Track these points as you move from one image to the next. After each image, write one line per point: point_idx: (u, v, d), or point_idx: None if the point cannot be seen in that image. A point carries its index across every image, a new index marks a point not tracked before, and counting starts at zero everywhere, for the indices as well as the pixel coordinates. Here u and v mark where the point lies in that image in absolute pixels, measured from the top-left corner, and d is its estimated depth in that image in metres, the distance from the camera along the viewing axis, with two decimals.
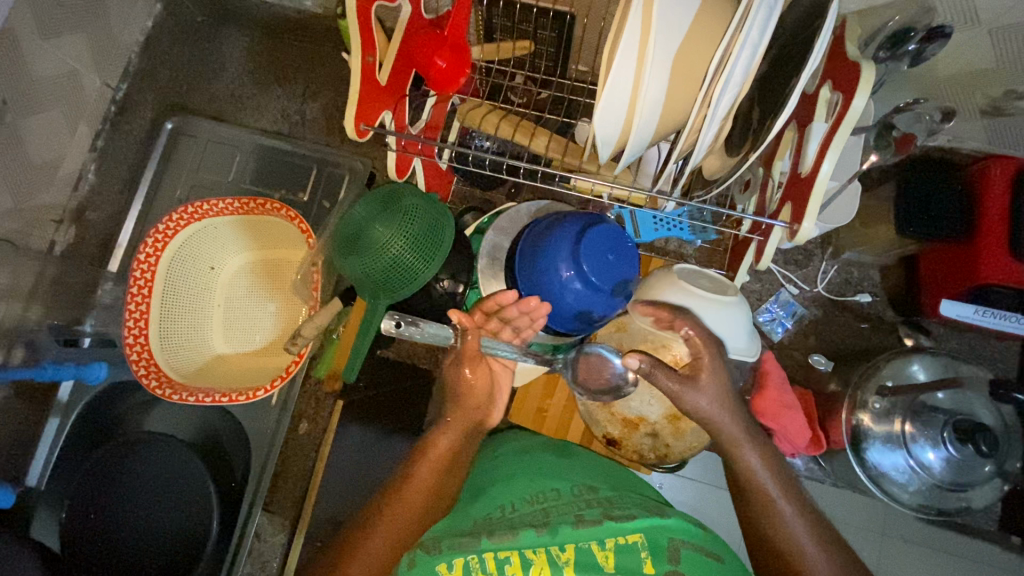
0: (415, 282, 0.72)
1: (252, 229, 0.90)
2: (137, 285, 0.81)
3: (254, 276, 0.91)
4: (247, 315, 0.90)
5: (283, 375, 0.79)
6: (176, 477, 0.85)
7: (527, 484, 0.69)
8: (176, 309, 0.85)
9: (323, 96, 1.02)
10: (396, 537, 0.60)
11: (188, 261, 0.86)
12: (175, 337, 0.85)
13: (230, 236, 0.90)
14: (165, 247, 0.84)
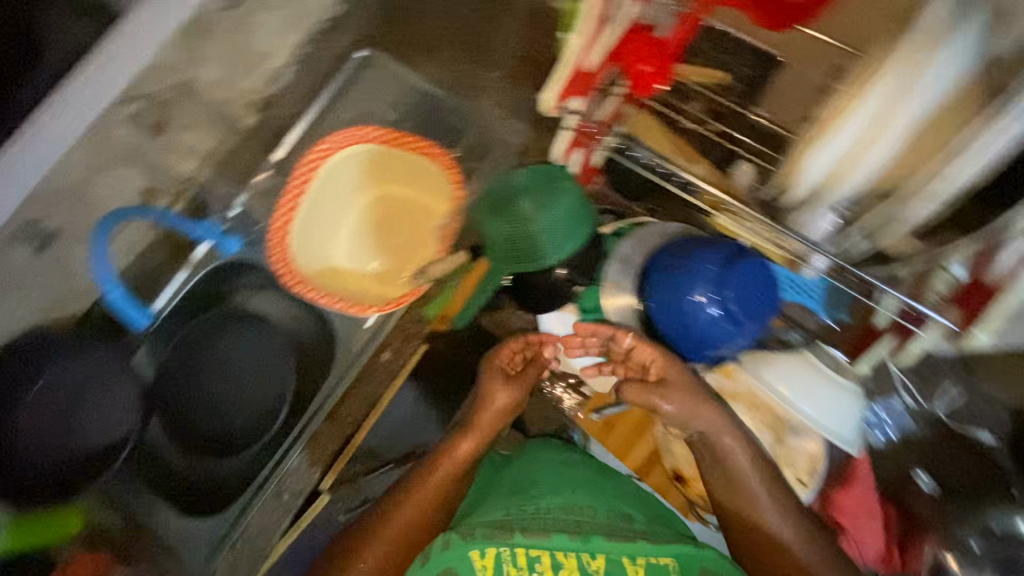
0: (544, 260, 0.76)
1: (400, 165, 0.95)
2: (297, 180, 0.90)
3: (393, 205, 0.96)
4: (375, 238, 0.96)
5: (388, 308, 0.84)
6: (257, 362, 0.92)
7: (566, 493, 0.74)
8: (322, 213, 0.93)
9: (501, 68, 1.07)
10: (412, 522, 0.70)
11: (344, 174, 0.94)
12: (312, 236, 0.93)
13: (384, 163, 0.95)
14: (330, 155, 0.92)
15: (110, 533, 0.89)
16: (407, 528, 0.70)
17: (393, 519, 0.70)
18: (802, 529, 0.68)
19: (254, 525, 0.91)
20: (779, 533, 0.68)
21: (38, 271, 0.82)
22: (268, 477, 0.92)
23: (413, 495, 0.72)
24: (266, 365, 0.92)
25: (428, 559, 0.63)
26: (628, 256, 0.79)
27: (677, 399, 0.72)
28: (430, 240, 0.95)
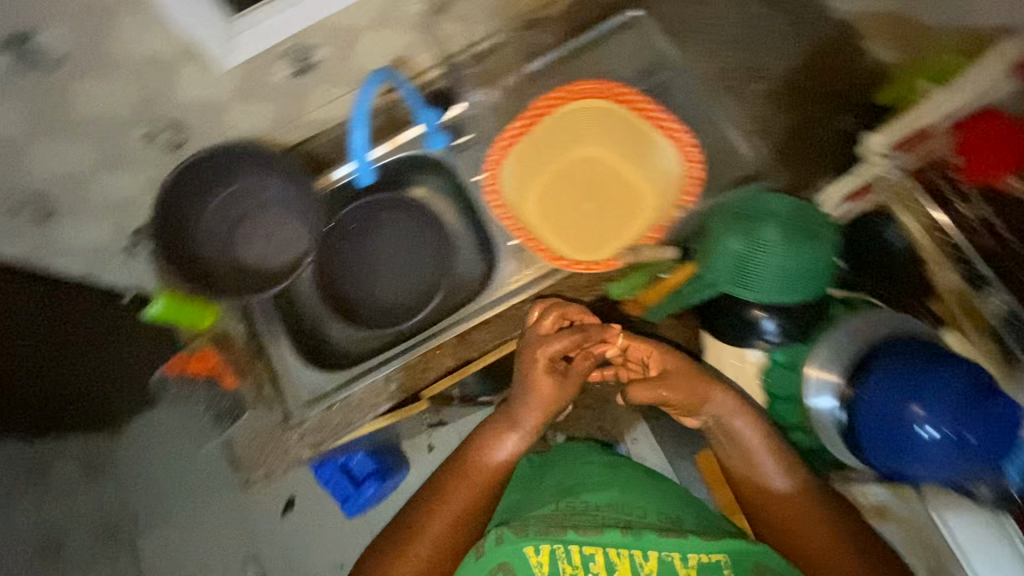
0: (758, 292, 0.83)
1: (634, 133, 0.89)
2: (540, 104, 0.89)
3: (615, 178, 0.90)
4: (581, 199, 0.90)
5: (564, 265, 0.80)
6: (411, 248, 1.01)
7: (614, 496, 0.82)
8: (545, 148, 0.91)
9: (772, 77, 0.95)
10: (462, 508, 0.80)
11: (585, 122, 0.90)
12: (525, 165, 0.91)
13: (629, 133, 0.89)
14: (581, 98, 0.89)
15: (236, 345, 0.95)
16: (455, 508, 0.79)
17: (448, 499, 0.80)
18: (808, 495, 0.78)
19: (353, 401, 0.92)
20: (792, 506, 0.77)
21: (280, 95, 0.86)
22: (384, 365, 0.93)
23: (461, 484, 0.81)
24: (418, 255, 1.01)
25: (482, 553, 0.73)
26: (842, 342, 0.82)
27: (675, 384, 0.81)
28: (631, 221, 0.87)
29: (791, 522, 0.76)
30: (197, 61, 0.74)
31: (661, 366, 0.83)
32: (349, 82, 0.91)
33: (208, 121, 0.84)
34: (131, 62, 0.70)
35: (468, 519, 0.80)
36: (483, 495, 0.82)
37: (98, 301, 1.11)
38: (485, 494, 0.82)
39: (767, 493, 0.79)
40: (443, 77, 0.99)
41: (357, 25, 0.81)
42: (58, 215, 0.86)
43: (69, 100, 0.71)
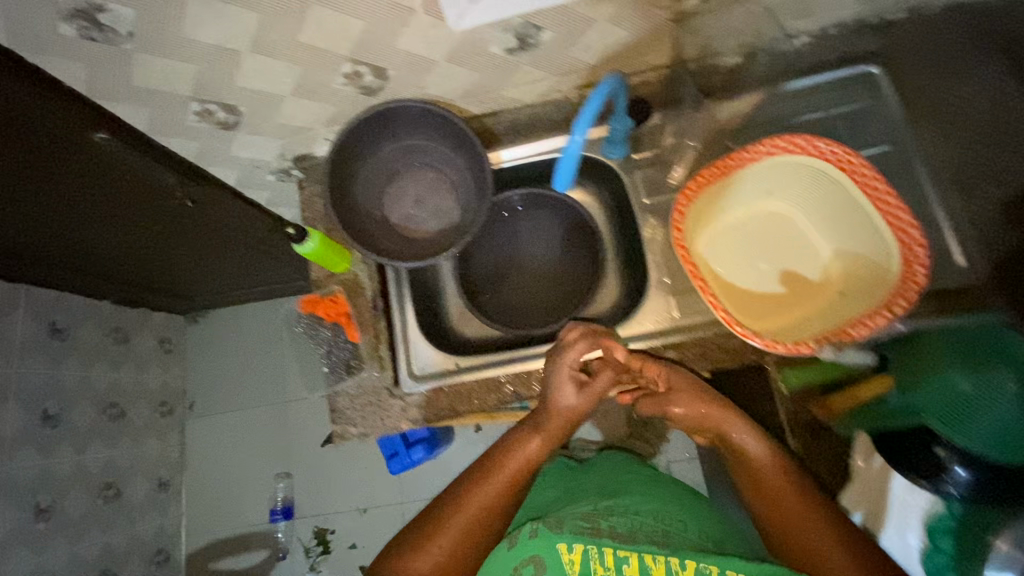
0: (968, 439, 0.72)
1: (845, 206, 0.81)
2: (778, 144, 0.81)
3: (804, 249, 0.86)
4: (761, 249, 0.87)
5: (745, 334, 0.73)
6: (562, 249, 1.00)
7: (654, 515, 0.85)
8: (753, 186, 0.86)
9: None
10: (491, 499, 0.76)
11: (809, 180, 0.83)
12: (726, 194, 0.87)
13: (849, 218, 0.81)
14: (824, 159, 0.80)
15: (362, 295, 0.94)
16: (484, 500, 0.75)
17: (477, 490, 0.76)
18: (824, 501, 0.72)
19: (462, 389, 0.90)
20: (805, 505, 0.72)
21: (487, 66, 0.81)
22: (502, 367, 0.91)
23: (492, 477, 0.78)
24: (567, 260, 0.99)
25: (516, 543, 0.79)
26: None
27: (680, 404, 0.80)
28: (811, 295, 0.84)
29: (813, 540, 0.69)
30: (435, 18, 0.70)
31: (668, 405, 0.80)
32: (555, 69, 0.85)
33: (410, 74, 0.80)
34: (378, 8, 0.66)
35: (493, 512, 0.75)
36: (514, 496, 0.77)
37: (233, 206, 1.12)
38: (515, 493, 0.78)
39: (776, 501, 0.73)
40: (644, 84, 0.92)
41: (595, 16, 0.75)
42: (239, 127, 0.85)
43: (301, 27, 0.67)
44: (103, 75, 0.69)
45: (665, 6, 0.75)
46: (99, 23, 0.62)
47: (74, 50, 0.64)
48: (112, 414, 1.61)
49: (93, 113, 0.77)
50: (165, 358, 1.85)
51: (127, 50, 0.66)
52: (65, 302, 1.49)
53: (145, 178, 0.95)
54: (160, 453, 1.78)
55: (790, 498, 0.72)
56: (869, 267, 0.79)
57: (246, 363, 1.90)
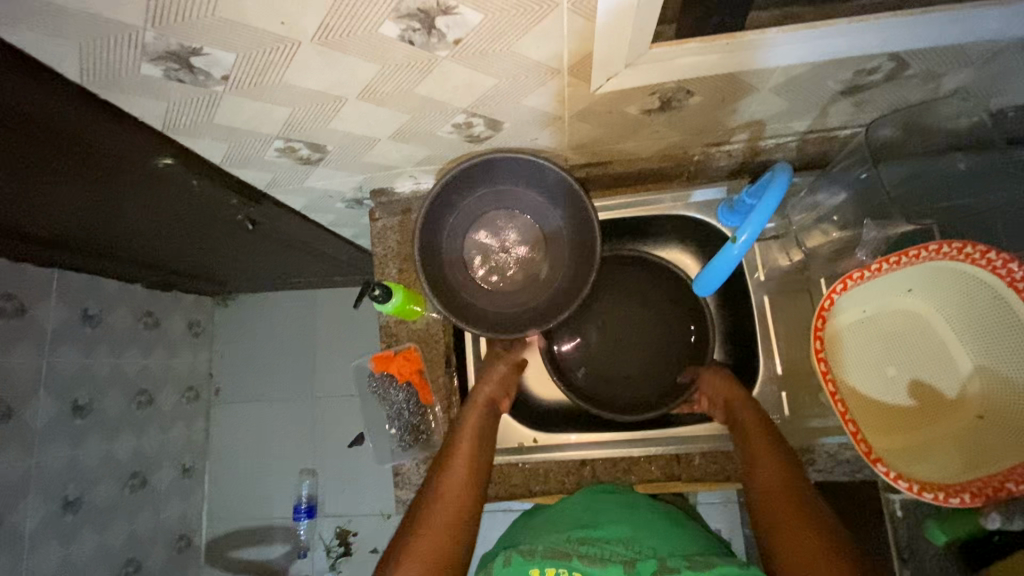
0: None
1: (1007, 327, 0.66)
2: (966, 253, 0.66)
3: (938, 368, 0.74)
4: (891, 349, 0.77)
5: (884, 472, 0.67)
6: (653, 315, 0.91)
7: (635, 535, 0.65)
8: (913, 283, 0.74)
9: None
10: (465, 487, 0.65)
11: (982, 301, 0.68)
12: (878, 282, 0.76)
13: (1006, 358, 0.67)
14: (1013, 288, 0.64)
15: (435, 348, 0.86)
16: (441, 509, 0.62)
17: (446, 486, 0.64)
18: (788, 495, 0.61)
19: (539, 469, 0.84)
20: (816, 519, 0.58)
21: (613, 123, 0.70)
22: (580, 451, 0.83)
23: (453, 463, 0.67)
24: (659, 327, 0.91)
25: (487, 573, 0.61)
26: None
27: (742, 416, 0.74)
28: (942, 416, 0.72)
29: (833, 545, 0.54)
30: (575, 78, 0.59)
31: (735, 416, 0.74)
32: (687, 129, 0.74)
33: (526, 125, 0.70)
34: (514, 66, 0.55)
35: (451, 527, 0.60)
36: (470, 496, 0.64)
37: (293, 224, 1.02)
38: (472, 490, 0.65)
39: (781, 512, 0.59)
40: (779, 147, 0.81)
41: (758, 86, 0.63)
42: (321, 163, 0.75)
43: (422, 80, 0.57)
44: (184, 112, 0.59)
45: (842, 79, 0.64)
46: (190, 65, 0.51)
47: (157, 89, 0.55)
48: (140, 402, 1.56)
49: (164, 141, 0.67)
50: (194, 342, 1.79)
51: (217, 91, 0.56)
52: (100, 285, 1.40)
53: (208, 198, 0.85)
54: (185, 439, 1.74)
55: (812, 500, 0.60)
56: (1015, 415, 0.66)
57: (276, 355, 1.83)
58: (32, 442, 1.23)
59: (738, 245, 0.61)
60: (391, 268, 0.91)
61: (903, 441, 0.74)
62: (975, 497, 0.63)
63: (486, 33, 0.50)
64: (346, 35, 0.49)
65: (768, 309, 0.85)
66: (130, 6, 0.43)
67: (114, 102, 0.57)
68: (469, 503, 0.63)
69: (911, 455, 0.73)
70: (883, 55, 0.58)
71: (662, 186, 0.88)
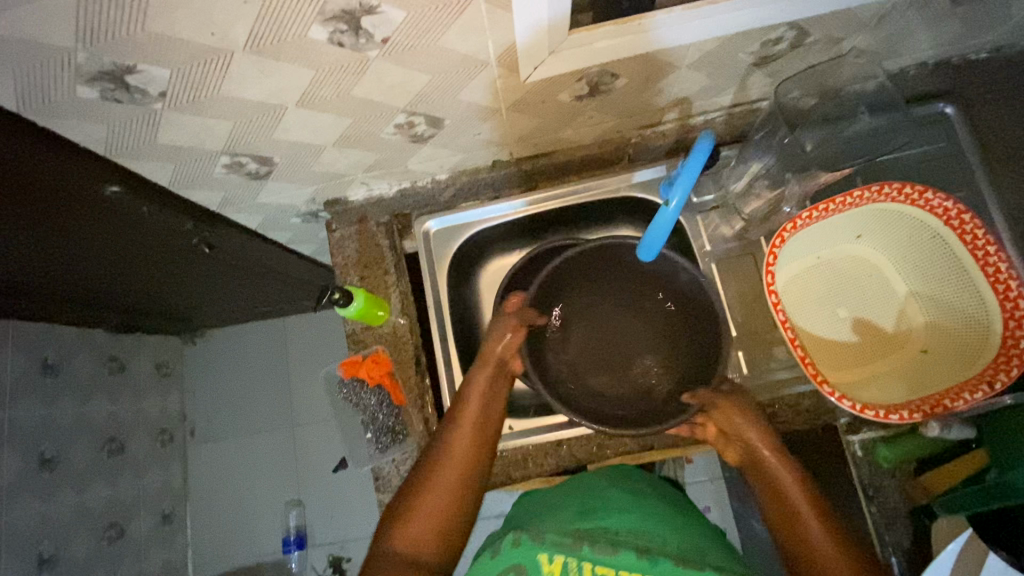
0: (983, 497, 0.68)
1: (939, 263, 0.74)
2: (908, 194, 0.73)
3: (877, 308, 0.79)
4: (836, 292, 0.81)
5: (830, 393, 0.69)
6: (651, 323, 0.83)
7: (640, 522, 0.67)
8: (855, 230, 0.80)
9: None
10: (467, 461, 0.65)
11: (915, 242, 0.76)
12: (826, 230, 0.80)
13: (935, 293, 0.75)
14: (946, 224, 0.71)
15: (404, 350, 0.88)
16: (441, 488, 0.62)
17: (448, 452, 0.66)
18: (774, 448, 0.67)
19: (517, 455, 0.85)
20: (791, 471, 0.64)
21: (549, 112, 0.74)
22: (555, 432, 0.85)
23: (450, 447, 0.66)
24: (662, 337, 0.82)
25: (495, 558, 0.61)
26: None
27: (737, 423, 0.68)
28: (887, 351, 0.77)
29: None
30: (505, 69, 0.62)
31: (734, 425, 0.69)
32: (620, 112, 0.78)
33: (466, 121, 0.73)
34: (443, 62, 0.59)
35: (454, 504, 0.62)
36: (471, 472, 0.65)
37: (252, 245, 1.03)
38: (475, 469, 0.65)
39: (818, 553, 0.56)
40: (709, 123, 0.85)
41: (677, 63, 0.68)
42: (270, 176, 0.77)
43: (358, 82, 0.59)
44: (125, 134, 0.60)
45: (753, 51, 0.69)
46: (126, 85, 0.53)
47: (96, 112, 0.56)
48: (110, 450, 1.51)
49: (111, 169, 0.67)
50: (163, 383, 1.75)
51: (157, 109, 0.57)
52: (58, 333, 1.37)
53: (161, 226, 0.85)
54: (163, 485, 1.69)
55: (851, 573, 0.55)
56: (950, 343, 0.73)
57: (251, 388, 1.80)
58: (1, 499, 1.19)
59: (670, 209, 0.67)
60: (352, 276, 0.91)
61: (853, 377, 0.78)
62: (913, 413, 0.68)
63: (411, 30, 0.52)
64: (278, 42, 0.51)
65: (717, 274, 0.88)
66: (60, 29, 0.44)
67: (53, 129, 0.58)
68: (467, 480, 0.64)
69: (862, 388, 0.76)
70: (784, 25, 0.63)
71: (607, 171, 0.92)
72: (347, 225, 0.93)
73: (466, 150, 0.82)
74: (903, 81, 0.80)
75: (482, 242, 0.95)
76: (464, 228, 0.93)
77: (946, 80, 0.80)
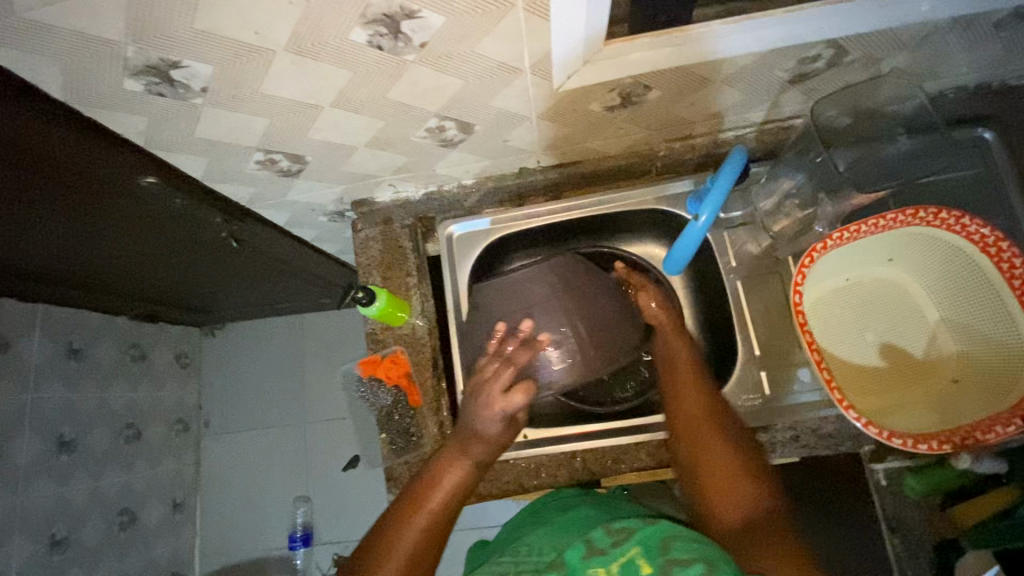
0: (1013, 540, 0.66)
1: (976, 289, 0.71)
2: (942, 217, 0.71)
3: (907, 333, 0.78)
4: (864, 315, 0.80)
5: (856, 419, 0.67)
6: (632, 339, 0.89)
7: (565, 534, 0.65)
8: (885, 253, 0.78)
9: None
10: (444, 499, 0.66)
11: (950, 268, 0.74)
12: (856, 252, 0.78)
13: (970, 320, 0.73)
14: (982, 251, 0.69)
15: (422, 352, 0.88)
16: (419, 520, 0.64)
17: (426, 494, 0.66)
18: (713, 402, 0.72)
19: (531, 464, 0.84)
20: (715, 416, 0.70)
21: (579, 121, 0.74)
22: (570, 443, 0.84)
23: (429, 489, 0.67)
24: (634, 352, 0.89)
25: None
26: None
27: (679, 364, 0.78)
28: (916, 378, 0.76)
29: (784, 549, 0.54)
30: (537, 77, 0.63)
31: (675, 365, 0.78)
32: (650, 124, 0.78)
33: (497, 127, 0.73)
34: (479, 68, 0.59)
35: (428, 535, 0.63)
36: (450, 506, 0.66)
37: (277, 240, 1.04)
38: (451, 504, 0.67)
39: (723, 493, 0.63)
40: (739, 139, 0.85)
41: (712, 77, 0.67)
42: (301, 174, 0.78)
43: (393, 85, 0.60)
44: (164, 127, 0.62)
45: (788, 68, 0.68)
46: (170, 79, 0.54)
47: (139, 105, 0.57)
48: (126, 436, 1.53)
49: (147, 160, 0.69)
50: (182, 373, 1.78)
51: (197, 104, 0.59)
52: (85, 319, 1.40)
53: (192, 220, 0.87)
54: (175, 473, 1.71)
55: (760, 510, 0.60)
56: (984, 373, 0.70)
57: (266, 383, 1.82)
58: (18, 478, 1.21)
59: (699, 224, 0.71)
60: (374, 276, 0.92)
61: (880, 403, 0.76)
62: (942, 444, 0.65)
63: (449, 36, 0.53)
64: (317, 43, 0.52)
65: (742, 291, 0.86)
66: (110, 22, 0.46)
67: (98, 120, 0.60)
68: (442, 518, 0.65)
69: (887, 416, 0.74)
70: (822, 42, 0.63)
71: (633, 183, 0.92)
72: (372, 226, 0.94)
73: (494, 156, 0.82)
74: (943, 104, 0.79)
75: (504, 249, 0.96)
76: (487, 235, 0.94)
77: (987, 105, 0.78)
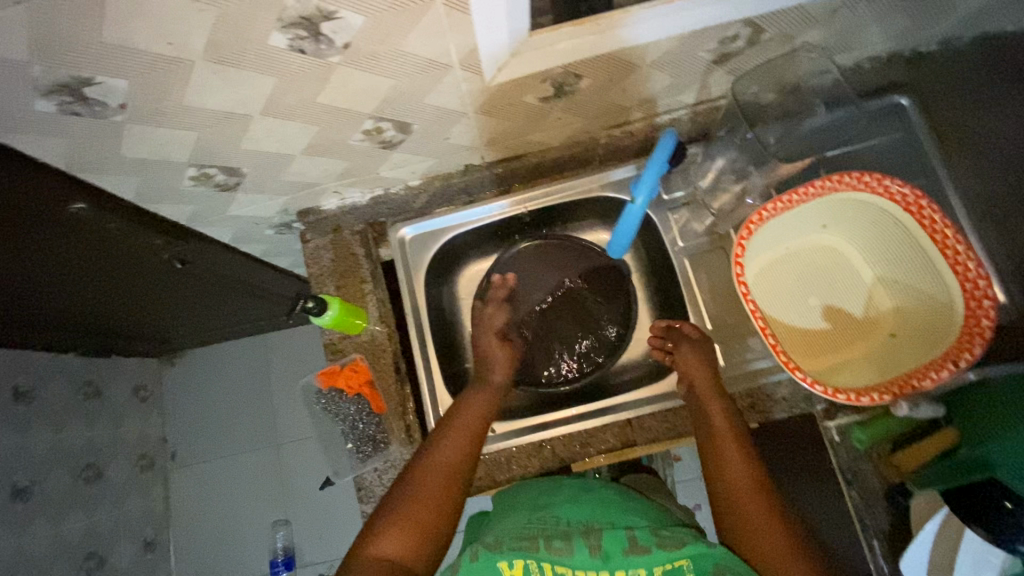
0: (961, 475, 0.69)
1: (903, 245, 0.75)
2: (866, 181, 0.75)
3: (847, 294, 0.81)
4: (806, 281, 0.83)
5: (803, 379, 0.70)
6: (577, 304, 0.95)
7: (592, 508, 0.67)
8: (819, 220, 0.82)
9: None
10: (451, 464, 0.67)
11: (878, 228, 0.78)
12: (793, 221, 0.82)
13: (901, 276, 0.77)
14: (904, 209, 0.73)
15: (382, 357, 0.87)
16: (426, 493, 0.64)
17: (431, 462, 0.67)
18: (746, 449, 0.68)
19: (500, 458, 0.84)
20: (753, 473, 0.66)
21: (517, 114, 0.75)
22: (537, 432, 0.84)
23: (431, 457, 0.67)
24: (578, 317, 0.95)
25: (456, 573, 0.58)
26: None
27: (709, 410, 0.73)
28: (857, 336, 0.79)
29: None
30: (468, 72, 0.63)
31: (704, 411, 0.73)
32: (587, 112, 0.79)
33: (435, 125, 0.73)
34: (406, 66, 0.59)
35: (438, 513, 0.63)
36: (455, 482, 0.66)
37: (224, 258, 1.02)
38: (456, 475, 0.66)
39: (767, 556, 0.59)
40: (675, 121, 0.87)
41: (640, 62, 0.69)
42: (240, 187, 0.76)
43: (323, 88, 0.59)
44: (87, 148, 0.60)
45: (711, 49, 0.70)
46: (84, 97, 0.52)
47: (55, 127, 0.55)
48: (87, 478, 1.47)
49: (72, 185, 0.66)
50: (142, 407, 1.71)
51: (117, 122, 0.57)
52: (30, 360, 1.34)
53: (130, 244, 0.84)
54: (144, 510, 1.64)
55: None
56: (917, 325, 0.74)
57: (233, 407, 1.77)
58: None
59: (636, 206, 0.73)
60: (327, 286, 0.91)
61: (828, 363, 0.79)
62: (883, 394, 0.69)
63: (372, 36, 0.53)
64: (237, 50, 0.51)
65: (691, 268, 0.89)
66: (11, 42, 0.44)
67: (12, 145, 0.57)
68: (447, 489, 0.65)
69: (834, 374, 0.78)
70: (739, 22, 0.65)
71: (578, 172, 0.94)
72: (321, 235, 0.93)
73: (437, 154, 0.82)
74: (859, 74, 0.83)
75: (458, 247, 0.96)
76: (439, 234, 0.94)
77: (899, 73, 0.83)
